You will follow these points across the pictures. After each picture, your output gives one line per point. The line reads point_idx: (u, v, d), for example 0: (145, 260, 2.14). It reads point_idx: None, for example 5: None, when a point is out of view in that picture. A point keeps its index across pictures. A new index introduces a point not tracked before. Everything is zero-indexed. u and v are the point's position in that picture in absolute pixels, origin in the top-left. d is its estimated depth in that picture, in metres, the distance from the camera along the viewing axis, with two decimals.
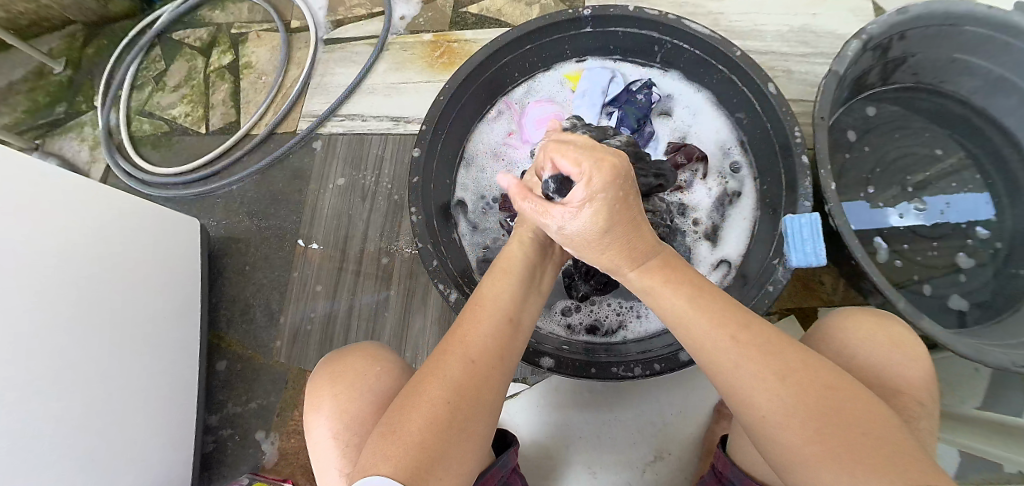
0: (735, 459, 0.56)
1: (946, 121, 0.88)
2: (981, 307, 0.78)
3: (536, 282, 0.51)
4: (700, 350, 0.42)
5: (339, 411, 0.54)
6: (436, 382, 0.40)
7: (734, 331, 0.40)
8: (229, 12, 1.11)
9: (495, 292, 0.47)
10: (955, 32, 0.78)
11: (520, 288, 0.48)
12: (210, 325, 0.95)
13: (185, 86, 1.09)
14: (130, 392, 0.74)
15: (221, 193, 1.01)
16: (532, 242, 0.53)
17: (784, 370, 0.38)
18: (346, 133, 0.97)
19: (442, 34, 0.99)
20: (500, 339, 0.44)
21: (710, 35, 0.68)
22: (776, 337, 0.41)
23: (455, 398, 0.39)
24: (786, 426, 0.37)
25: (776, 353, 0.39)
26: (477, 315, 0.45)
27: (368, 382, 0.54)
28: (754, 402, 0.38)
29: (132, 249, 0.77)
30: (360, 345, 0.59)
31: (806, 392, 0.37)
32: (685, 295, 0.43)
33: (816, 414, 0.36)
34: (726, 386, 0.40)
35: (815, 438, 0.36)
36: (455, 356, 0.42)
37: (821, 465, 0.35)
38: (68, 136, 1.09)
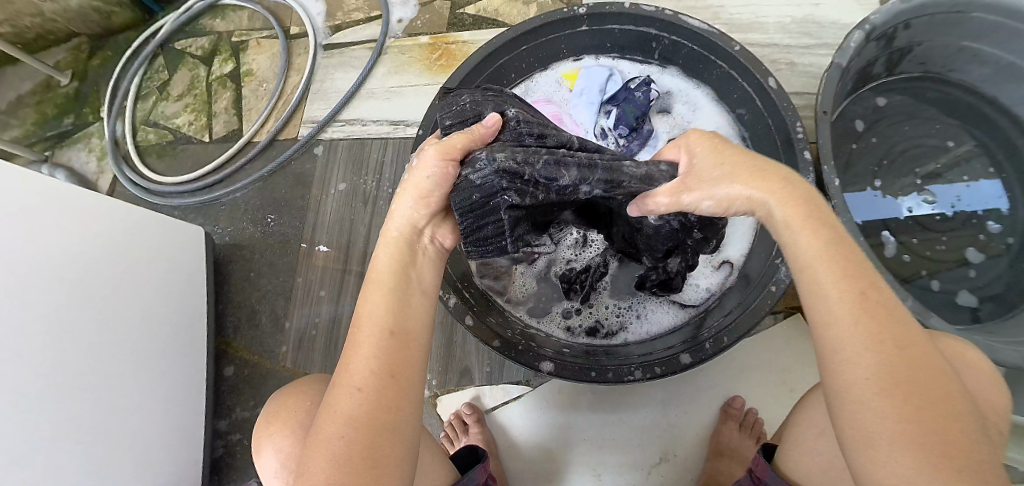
0: (776, 465, 0.54)
1: (955, 112, 0.86)
2: (995, 302, 0.77)
3: (417, 273, 0.49)
4: (811, 300, 0.39)
5: (278, 450, 0.55)
6: (332, 420, 0.40)
7: (841, 289, 0.38)
8: (230, 20, 1.12)
9: (375, 307, 0.45)
10: (962, 19, 0.76)
11: (395, 292, 0.46)
12: (217, 332, 0.96)
13: (188, 95, 1.10)
14: (139, 401, 0.74)
15: (225, 200, 1.01)
16: (397, 247, 0.49)
17: (889, 340, 0.36)
18: (346, 137, 0.97)
19: (440, 36, 0.99)
20: (387, 358, 0.42)
21: (709, 30, 0.67)
22: (892, 320, 0.37)
23: (354, 431, 0.39)
24: (879, 415, 0.34)
25: (886, 324, 0.36)
26: (358, 336, 0.44)
27: (298, 417, 0.54)
28: (845, 368, 0.36)
29: (138, 261, 0.78)
30: (294, 383, 0.60)
31: (909, 371, 0.35)
32: (824, 239, 0.40)
33: (908, 399, 0.34)
34: (820, 338, 0.38)
35: (901, 422, 0.33)
36: (344, 388, 0.41)
37: (893, 457, 0.33)
38: (77, 147, 1.10)
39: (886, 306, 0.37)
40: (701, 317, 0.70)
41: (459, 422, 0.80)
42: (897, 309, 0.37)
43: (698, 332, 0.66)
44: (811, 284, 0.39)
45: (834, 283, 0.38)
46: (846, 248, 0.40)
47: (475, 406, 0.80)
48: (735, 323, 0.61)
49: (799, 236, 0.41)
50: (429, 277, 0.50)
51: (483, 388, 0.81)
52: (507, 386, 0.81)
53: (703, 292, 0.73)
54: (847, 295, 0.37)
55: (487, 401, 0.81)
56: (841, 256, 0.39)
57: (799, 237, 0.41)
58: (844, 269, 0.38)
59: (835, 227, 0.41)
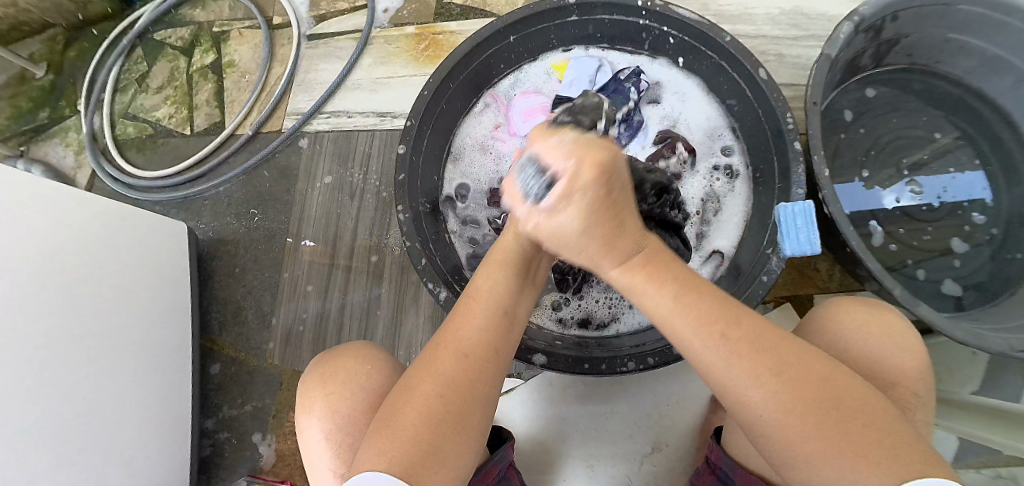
0: (728, 449, 0.57)
1: (941, 103, 0.86)
2: (979, 290, 0.78)
3: (535, 268, 0.50)
4: (684, 344, 0.40)
5: (331, 411, 0.53)
6: (430, 378, 0.39)
7: (708, 333, 0.38)
8: (210, 10, 1.09)
9: (486, 282, 0.45)
10: (949, 11, 0.77)
11: (518, 274, 0.47)
12: (202, 329, 0.94)
13: (168, 87, 1.07)
14: (124, 400, 0.73)
15: (209, 195, 0.99)
16: None
17: (768, 368, 0.37)
18: (332, 130, 0.95)
19: (427, 26, 0.97)
20: (498, 331, 0.42)
21: (699, 20, 0.66)
22: (766, 339, 0.38)
23: (448, 394, 0.38)
24: (787, 425, 0.36)
25: (761, 351, 0.38)
26: (470, 305, 0.44)
27: (358, 381, 0.54)
28: (741, 393, 0.37)
29: (120, 256, 0.76)
30: (350, 345, 0.59)
31: (795, 385, 0.36)
32: (669, 289, 0.40)
33: (812, 414, 0.35)
34: (708, 376, 0.39)
35: (815, 437, 0.35)
36: (448, 350, 0.40)
37: (822, 471, 0.34)
38: (53, 142, 1.07)
39: (750, 336, 0.38)
40: None
41: None
42: (764, 331, 0.39)
43: None
44: (672, 333, 0.40)
45: (692, 326, 0.39)
46: (691, 284, 0.41)
47: None
48: None
49: (643, 296, 0.41)
50: (541, 273, 0.52)
51: None
52: None
53: None
54: (710, 336, 0.38)
55: None
56: (702, 300, 0.40)
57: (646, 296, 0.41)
58: (700, 314, 0.39)
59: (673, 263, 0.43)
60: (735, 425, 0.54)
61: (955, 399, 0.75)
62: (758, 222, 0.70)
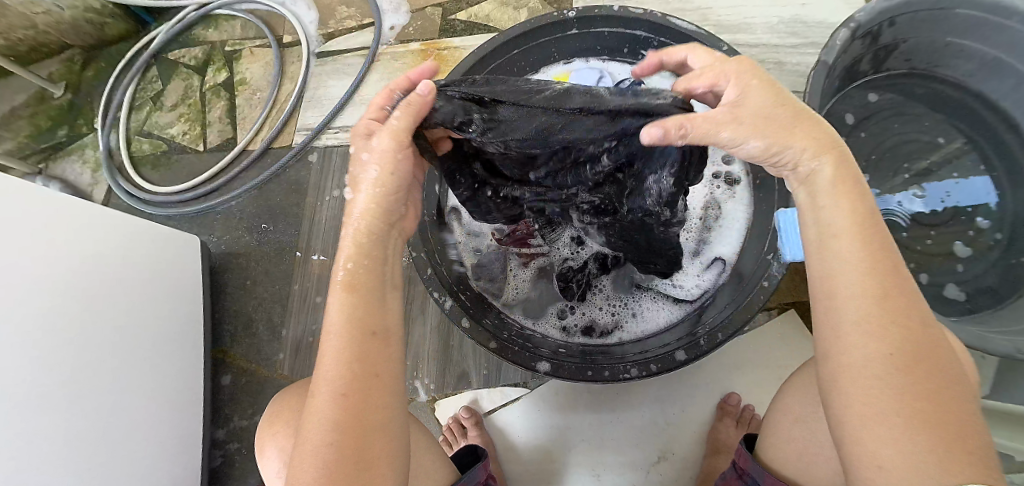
0: (757, 455, 0.55)
1: (941, 106, 0.87)
2: (986, 294, 0.78)
3: (389, 274, 0.47)
4: (830, 291, 0.39)
5: (281, 448, 0.55)
6: (314, 425, 0.40)
7: (865, 265, 0.38)
8: (223, 30, 1.12)
9: (334, 314, 0.43)
10: (944, 16, 0.78)
11: (366, 294, 0.44)
12: (214, 341, 0.96)
13: (182, 105, 1.10)
14: (136, 409, 0.74)
15: (221, 209, 1.01)
16: (375, 238, 0.46)
17: (896, 321, 0.36)
18: (340, 144, 0.98)
19: (432, 42, 0.99)
20: (362, 364, 0.42)
21: (696, 31, 0.68)
22: (915, 318, 0.37)
23: (336, 438, 0.39)
24: (896, 397, 0.34)
25: (895, 306, 0.37)
26: (327, 343, 0.42)
27: (302, 417, 0.55)
28: (856, 356, 0.36)
29: (134, 268, 0.78)
30: (296, 385, 0.60)
31: (924, 367, 0.35)
32: (853, 215, 0.40)
33: (913, 376, 0.35)
34: (834, 331, 0.38)
35: (907, 407, 0.34)
36: (321, 396, 0.41)
37: (893, 438, 0.33)
38: (71, 159, 1.11)
39: (902, 290, 0.37)
40: (697, 314, 0.70)
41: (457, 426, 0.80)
42: (913, 293, 0.38)
43: (693, 329, 0.66)
44: (835, 260, 0.39)
45: (862, 257, 0.38)
46: (886, 242, 0.39)
47: (473, 410, 0.80)
48: (729, 318, 0.62)
49: (839, 205, 0.41)
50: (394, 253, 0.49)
51: (481, 391, 0.82)
52: (504, 388, 0.81)
53: (697, 289, 0.73)
54: (864, 266, 0.38)
55: (485, 403, 0.81)
56: (876, 236, 0.39)
57: (826, 207, 0.41)
58: (883, 261, 0.38)
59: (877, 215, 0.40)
60: (771, 435, 0.54)
61: None
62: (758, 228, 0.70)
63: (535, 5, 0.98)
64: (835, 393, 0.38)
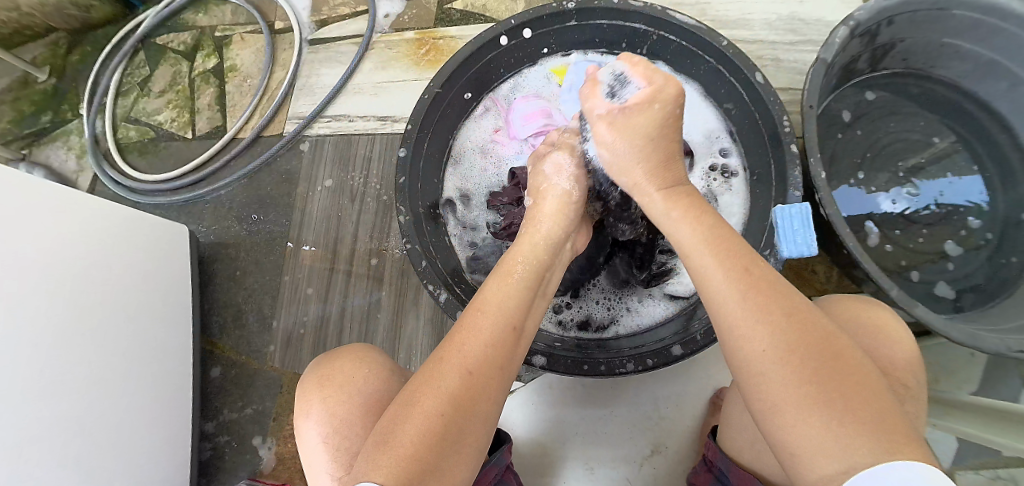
0: (724, 447, 0.56)
1: (935, 106, 0.87)
2: (975, 292, 0.78)
3: (541, 293, 0.49)
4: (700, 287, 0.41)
5: (329, 413, 0.53)
6: (430, 391, 0.39)
7: (726, 265, 0.40)
8: (213, 15, 1.10)
9: (492, 297, 0.45)
10: (943, 16, 0.78)
11: (522, 295, 0.46)
12: (203, 332, 0.94)
13: (170, 91, 1.07)
14: (124, 402, 0.73)
15: (210, 198, 0.99)
16: (542, 248, 0.51)
17: (779, 310, 0.37)
18: (332, 134, 0.96)
19: (427, 31, 0.98)
20: (499, 351, 0.42)
21: (696, 25, 0.68)
22: (782, 296, 0.39)
23: (447, 411, 0.38)
24: (786, 378, 0.35)
25: (772, 297, 0.38)
26: (477, 318, 0.43)
27: (359, 385, 0.54)
28: (743, 344, 0.38)
29: (123, 258, 0.76)
30: (350, 347, 0.59)
31: (808, 342, 0.36)
32: (704, 228, 0.44)
33: (800, 359, 0.35)
34: (718, 321, 0.40)
35: (800, 387, 0.35)
36: (451, 365, 0.40)
37: (805, 420, 0.34)
38: (55, 145, 1.08)
39: (768, 281, 0.39)
40: (693, 309, 0.69)
41: None
42: (779, 284, 0.40)
43: (688, 324, 0.66)
44: (697, 269, 0.42)
45: (715, 261, 0.41)
46: (725, 236, 0.43)
47: None
48: None
49: (680, 228, 0.45)
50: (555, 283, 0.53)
51: None
52: None
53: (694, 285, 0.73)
54: (719, 271, 0.40)
55: None
56: (722, 239, 0.43)
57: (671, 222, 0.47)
58: (727, 255, 0.41)
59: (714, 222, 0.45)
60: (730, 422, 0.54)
61: (953, 400, 0.75)
62: (754, 226, 0.70)
63: None
64: (749, 396, 0.38)
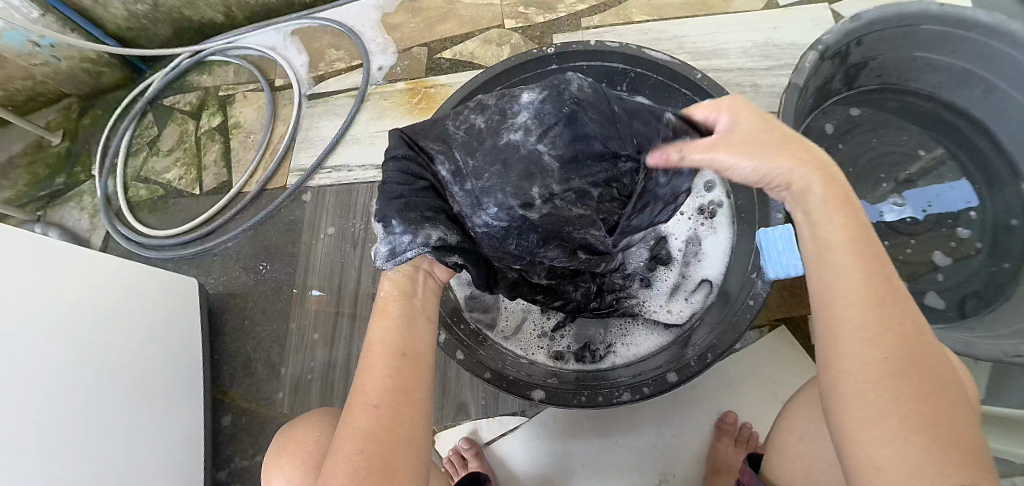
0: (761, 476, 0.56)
1: (915, 118, 0.90)
2: (976, 298, 0.79)
3: (422, 302, 0.52)
4: (826, 284, 0.41)
5: (288, 478, 0.56)
6: (347, 437, 0.42)
7: (849, 242, 0.41)
8: (217, 75, 1.16)
9: (375, 335, 0.48)
10: (912, 32, 0.81)
11: (403, 319, 0.49)
12: (213, 382, 0.96)
13: (177, 150, 1.12)
14: (134, 452, 0.74)
15: (218, 250, 1.03)
16: (405, 277, 0.52)
17: (902, 330, 0.37)
18: (334, 184, 1.00)
19: (419, 81, 1.03)
20: (398, 377, 0.45)
21: (669, 61, 0.73)
22: (907, 316, 0.38)
23: (367, 447, 0.41)
24: (891, 391, 0.35)
25: (899, 314, 0.38)
26: (371, 359, 0.47)
27: (308, 448, 0.56)
28: (857, 353, 0.37)
29: (133, 311, 0.79)
30: (306, 413, 0.61)
31: (921, 369, 0.36)
32: (850, 227, 0.42)
33: (920, 387, 0.35)
34: (830, 325, 0.40)
35: (907, 404, 0.35)
36: (359, 409, 0.43)
37: (895, 440, 0.34)
38: (69, 206, 1.12)
39: (898, 301, 0.39)
40: (686, 336, 0.71)
41: (458, 458, 0.80)
42: (911, 308, 0.39)
43: (682, 350, 0.67)
44: (826, 268, 0.41)
45: (839, 227, 0.42)
46: (872, 241, 0.41)
47: (473, 440, 0.80)
48: (716, 339, 0.63)
49: (829, 220, 0.42)
50: (432, 306, 0.54)
51: (480, 421, 0.82)
52: (503, 417, 0.82)
53: (686, 312, 0.75)
54: (854, 256, 0.40)
55: (485, 434, 0.82)
56: (868, 252, 0.41)
57: (826, 229, 0.42)
58: (866, 256, 0.40)
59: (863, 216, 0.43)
60: (785, 450, 0.55)
61: None
62: (744, 247, 0.72)
63: (517, 41, 1.03)
64: (838, 412, 0.38)
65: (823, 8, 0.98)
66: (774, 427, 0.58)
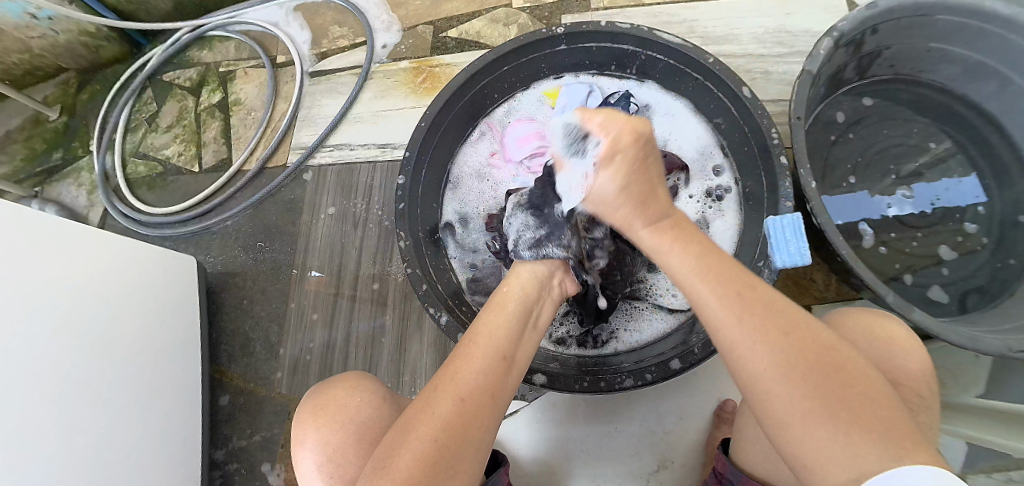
0: (734, 460, 0.58)
1: (926, 110, 0.89)
2: (981, 293, 0.78)
3: (540, 309, 0.54)
4: (700, 309, 0.44)
5: (323, 443, 0.55)
6: (425, 419, 0.40)
7: (700, 262, 0.46)
8: (217, 51, 1.13)
9: (487, 327, 0.48)
10: (928, 22, 0.79)
11: (517, 323, 0.49)
12: (211, 361, 0.95)
13: (177, 126, 1.11)
14: (132, 430, 0.73)
15: (217, 229, 1.02)
16: (529, 286, 0.54)
17: (778, 328, 0.40)
18: (335, 163, 0.99)
19: (423, 60, 1.01)
20: (493, 377, 0.44)
21: (683, 44, 0.70)
22: (775, 308, 0.42)
23: (442, 437, 0.39)
24: (783, 382, 0.38)
25: (768, 311, 0.42)
26: (471, 349, 0.46)
27: (351, 413, 0.56)
28: (748, 357, 0.40)
29: (132, 289, 0.78)
30: (344, 376, 0.61)
31: (804, 352, 0.39)
32: (692, 251, 0.48)
33: (810, 374, 0.38)
34: (718, 342, 0.42)
35: (806, 397, 0.37)
36: (446, 394, 0.42)
37: (817, 435, 0.36)
38: (66, 182, 1.10)
39: (762, 300, 0.42)
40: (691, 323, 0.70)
41: None
42: (776, 300, 0.43)
43: (687, 338, 0.66)
44: (695, 297, 0.45)
45: (682, 255, 0.48)
46: (717, 257, 0.47)
47: None
48: None
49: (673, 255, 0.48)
50: (545, 317, 0.54)
51: None
52: None
53: None
54: (710, 275, 0.45)
55: None
56: (720, 261, 0.46)
57: (673, 257, 0.48)
58: (722, 271, 0.45)
59: (698, 238, 0.49)
60: (749, 442, 0.54)
61: (959, 404, 0.75)
62: (749, 235, 0.71)
63: (524, 21, 1.00)
64: (763, 421, 0.39)
65: None
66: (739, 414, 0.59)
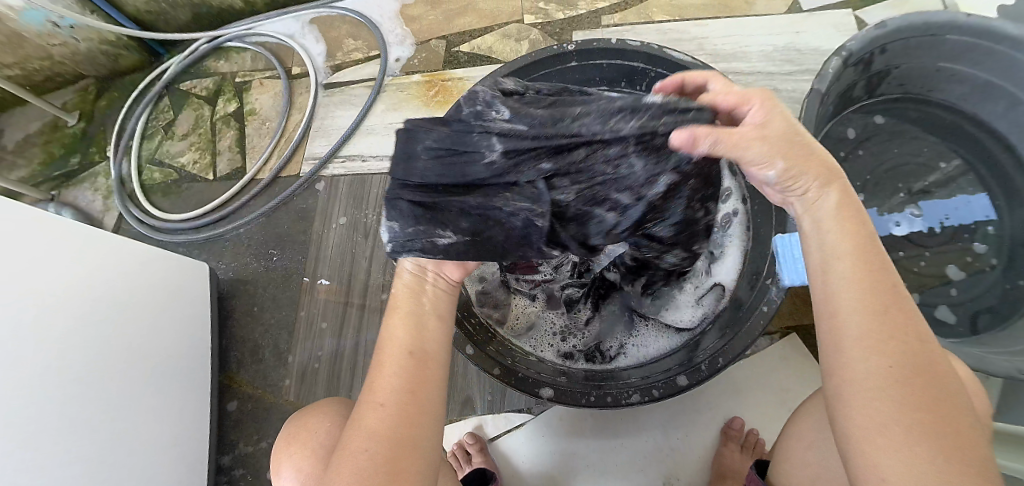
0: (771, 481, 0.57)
1: (936, 129, 0.89)
2: (991, 314, 0.78)
3: (438, 301, 0.51)
4: (827, 304, 0.41)
5: (297, 469, 0.56)
6: (357, 437, 0.42)
7: (853, 253, 0.41)
8: (233, 61, 1.16)
9: (395, 334, 0.47)
10: (937, 42, 0.80)
11: (411, 319, 0.48)
12: (221, 367, 0.96)
13: (192, 134, 1.13)
14: (141, 433, 0.75)
15: (229, 236, 1.03)
16: (417, 284, 0.51)
17: (901, 341, 0.38)
18: (347, 173, 1.00)
19: (435, 74, 1.03)
20: (407, 378, 0.45)
21: (690, 60, 0.72)
22: (909, 325, 0.39)
23: (377, 449, 0.41)
24: (890, 398, 0.36)
25: (900, 327, 0.38)
26: (385, 358, 0.46)
27: (321, 437, 0.56)
28: (860, 364, 0.38)
29: (144, 294, 0.80)
30: (320, 401, 0.61)
31: (919, 375, 0.37)
32: (851, 240, 0.42)
33: (921, 397, 0.36)
34: (831, 335, 0.40)
35: (909, 415, 0.35)
36: (370, 409, 0.43)
37: (900, 450, 0.35)
38: (83, 187, 1.12)
39: (897, 311, 0.39)
40: (695, 341, 0.70)
41: (462, 452, 0.80)
42: (912, 319, 0.39)
43: (692, 354, 0.67)
44: (830, 283, 0.41)
45: (842, 240, 0.42)
46: (876, 257, 0.41)
47: (477, 435, 0.80)
48: (729, 346, 0.63)
49: (829, 236, 0.42)
50: (448, 304, 0.52)
51: (486, 417, 0.82)
52: (509, 414, 0.82)
53: (696, 318, 0.73)
54: (858, 276, 0.40)
55: (490, 429, 0.81)
56: (871, 256, 0.41)
57: (829, 236, 0.42)
58: (868, 269, 0.40)
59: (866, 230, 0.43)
60: (795, 461, 0.53)
61: None
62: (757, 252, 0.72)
63: (536, 37, 1.02)
64: (840, 413, 0.39)
65: (847, 13, 0.97)
66: (783, 435, 0.58)
